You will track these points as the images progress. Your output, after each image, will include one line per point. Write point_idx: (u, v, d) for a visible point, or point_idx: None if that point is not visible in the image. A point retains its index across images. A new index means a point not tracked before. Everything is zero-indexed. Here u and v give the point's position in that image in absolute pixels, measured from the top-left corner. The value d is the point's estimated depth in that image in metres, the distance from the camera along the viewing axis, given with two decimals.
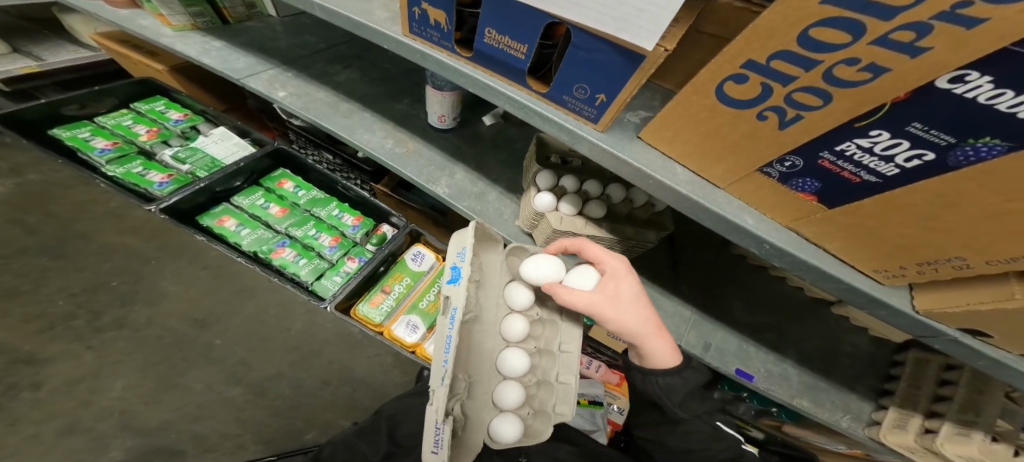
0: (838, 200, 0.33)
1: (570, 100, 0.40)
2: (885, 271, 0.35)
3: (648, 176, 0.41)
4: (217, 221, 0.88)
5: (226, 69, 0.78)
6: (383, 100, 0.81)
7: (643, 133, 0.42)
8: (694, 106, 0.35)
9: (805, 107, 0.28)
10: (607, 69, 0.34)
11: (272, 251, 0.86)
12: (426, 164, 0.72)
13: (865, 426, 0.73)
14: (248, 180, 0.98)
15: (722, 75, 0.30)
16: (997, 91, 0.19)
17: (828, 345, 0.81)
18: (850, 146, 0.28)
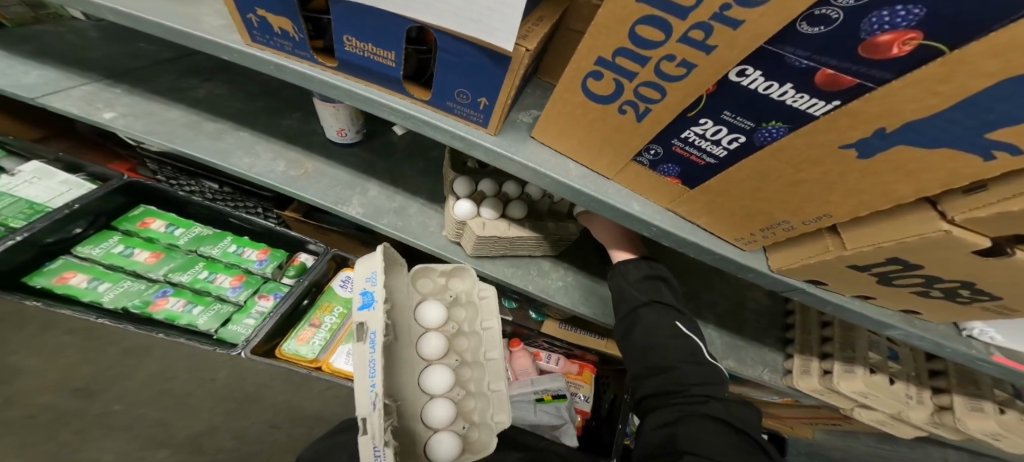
0: (696, 181, 0.37)
1: (454, 106, 0.42)
2: (743, 238, 0.40)
3: (544, 175, 0.43)
4: (58, 279, 0.73)
5: (14, 85, 0.66)
6: (268, 117, 0.76)
7: (535, 133, 0.45)
8: (570, 103, 0.38)
9: (650, 100, 0.31)
10: (481, 73, 0.36)
11: (150, 304, 0.76)
12: (330, 185, 0.69)
13: (782, 376, 0.83)
14: (93, 225, 0.82)
15: (583, 72, 0.33)
16: (768, 83, 0.24)
17: (737, 305, 0.90)
18: (690, 134, 0.32)
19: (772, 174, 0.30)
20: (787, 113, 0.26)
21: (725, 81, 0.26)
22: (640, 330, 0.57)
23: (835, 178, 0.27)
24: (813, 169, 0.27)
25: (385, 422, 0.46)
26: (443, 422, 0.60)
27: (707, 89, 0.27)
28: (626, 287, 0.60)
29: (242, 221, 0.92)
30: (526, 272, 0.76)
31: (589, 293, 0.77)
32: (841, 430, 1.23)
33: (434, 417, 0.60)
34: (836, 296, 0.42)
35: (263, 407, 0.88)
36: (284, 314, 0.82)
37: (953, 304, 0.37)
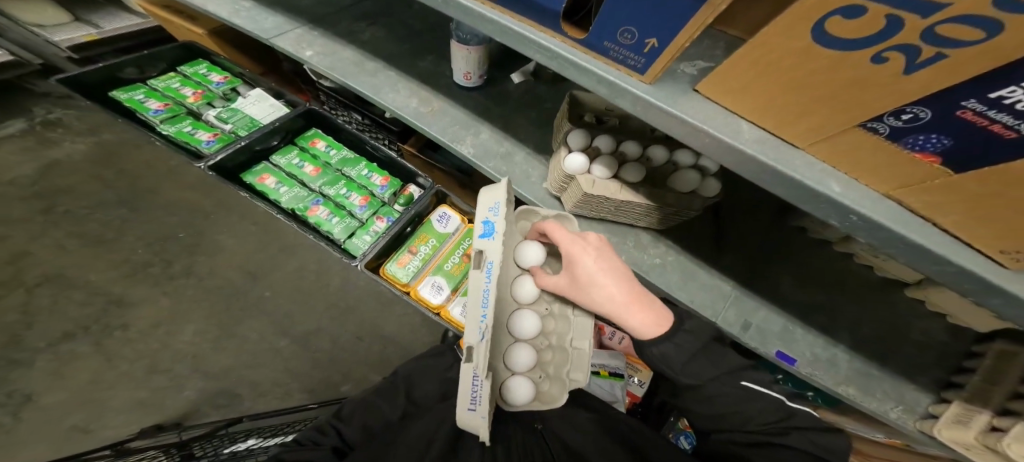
0: (973, 164, 0.25)
1: (613, 48, 0.38)
2: (1016, 251, 0.28)
3: (702, 133, 0.38)
4: (258, 179, 0.90)
5: (258, 29, 0.77)
6: (407, 59, 0.77)
7: (699, 86, 0.39)
8: (785, 49, 0.28)
9: (956, 44, 0.21)
10: (659, 8, 0.31)
11: (308, 209, 0.88)
12: (450, 124, 0.69)
13: (916, 419, 0.67)
14: (286, 140, 0.99)
15: (827, 10, 0.24)
16: None
17: (887, 332, 0.74)
18: (1015, 93, 0.21)
19: None
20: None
21: None
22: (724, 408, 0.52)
23: None
24: None
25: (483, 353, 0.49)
26: (523, 367, 0.61)
27: None
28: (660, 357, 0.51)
29: (375, 150, 0.98)
30: (624, 243, 0.75)
31: (685, 276, 0.73)
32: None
33: (517, 361, 0.61)
34: None
35: (355, 319, 1.12)
36: (394, 236, 0.88)
37: None
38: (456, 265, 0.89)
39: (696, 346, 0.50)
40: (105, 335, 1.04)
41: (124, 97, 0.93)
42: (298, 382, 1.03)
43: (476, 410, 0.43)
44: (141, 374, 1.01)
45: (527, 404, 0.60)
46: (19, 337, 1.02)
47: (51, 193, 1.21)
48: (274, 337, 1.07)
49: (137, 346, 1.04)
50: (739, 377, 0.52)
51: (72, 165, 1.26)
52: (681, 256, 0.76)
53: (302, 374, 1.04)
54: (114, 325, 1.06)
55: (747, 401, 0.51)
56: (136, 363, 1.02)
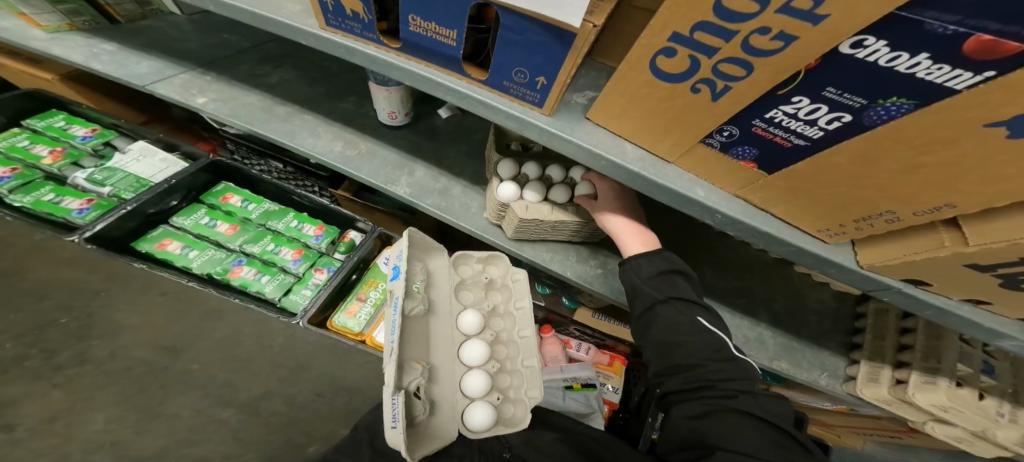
0: (775, 165, 0.33)
1: (511, 86, 0.39)
2: (829, 228, 0.35)
3: (599, 157, 0.40)
4: (158, 245, 0.84)
5: (127, 75, 0.74)
6: (326, 101, 0.79)
7: (591, 113, 0.40)
8: (633, 82, 0.34)
9: (732, 79, 0.28)
10: (543, 52, 0.33)
11: (229, 271, 0.85)
12: (381, 165, 0.71)
13: (842, 382, 0.77)
14: (186, 199, 0.95)
15: (652, 50, 0.30)
16: (893, 54, 0.20)
17: (797, 304, 0.85)
18: (777, 114, 0.28)
19: (885, 156, 0.26)
20: (911, 88, 0.21)
21: (834, 54, 0.22)
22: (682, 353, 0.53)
23: (969, 161, 0.22)
24: (945, 149, 0.23)
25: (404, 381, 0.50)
26: (478, 393, 0.61)
27: (806, 64, 0.23)
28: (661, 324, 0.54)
29: (304, 199, 0.98)
30: (566, 257, 0.73)
31: None
32: (899, 446, 1.16)
33: (469, 387, 0.61)
34: (940, 299, 0.37)
35: (309, 376, 0.93)
36: (336, 286, 0.89)
37: None
38: None
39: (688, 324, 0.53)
40: None
41: None
42: (255, 451, 0.93)
43: (398, 428, 0.42)
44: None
45: (490, 431, 0.59)
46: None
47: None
48: (213, 407, 0.89)
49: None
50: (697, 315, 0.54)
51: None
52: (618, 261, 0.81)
53: (257, 443, 0.93)
54: None
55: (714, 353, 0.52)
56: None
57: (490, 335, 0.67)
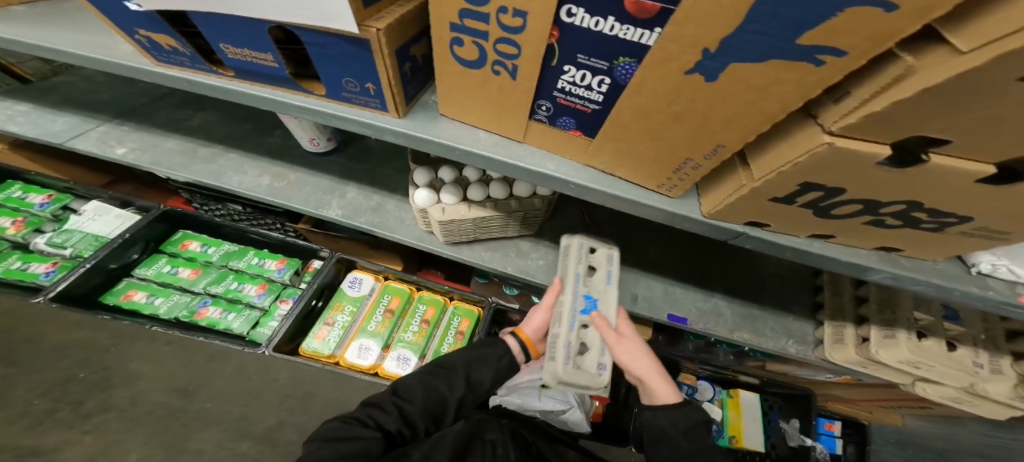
0: (594, 131, 0.35)
1: (351, 96, 0.42)
2: (664, 184, 0.37)
3: (453, 148, 0.41)
4: (124, 297, 0.91)
5: (44, 134, 0.81)
6: (252, 137, 0.84)
7: (444, 110, 0.43)
8: (450, 73, 0.36)
9: (511, 57, 0.30)
10: (347, 57, 0.36)
11: (195, 312, 0.92)
12: (313, 191, 0.75)
13: (812, 347, 0.77)
14: (147, 250, 1.01)
15: (445, 40, 0.32)
16: (596, 19, 0.24)
17: (752, 271, 0.86)
18: (563, 84, 0.31)
19: (651, 109, 0.29)
20: (631, 47, 0.25)
21: (562, 24, 0.26)
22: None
23: (701, 103, 0.26)
24: (681, 97, 0.26)
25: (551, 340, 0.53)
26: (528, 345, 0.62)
27: (549, 35, 0.27)
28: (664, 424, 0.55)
29: (262, 236, 1.02)
30: (504, 254, 0.77)
31: None
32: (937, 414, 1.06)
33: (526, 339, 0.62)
34: (787, 239, 0.37)
35: (319, 402, 0.95)
36: (298, 316, 0.92)
37: (930, 232, 0.30)
38: (380, 323, 0.97)
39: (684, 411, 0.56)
40: None
41: None
42: None
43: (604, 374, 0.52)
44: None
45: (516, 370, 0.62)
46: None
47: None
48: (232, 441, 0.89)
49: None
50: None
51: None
52: (559, 248, 0.80)
53: None
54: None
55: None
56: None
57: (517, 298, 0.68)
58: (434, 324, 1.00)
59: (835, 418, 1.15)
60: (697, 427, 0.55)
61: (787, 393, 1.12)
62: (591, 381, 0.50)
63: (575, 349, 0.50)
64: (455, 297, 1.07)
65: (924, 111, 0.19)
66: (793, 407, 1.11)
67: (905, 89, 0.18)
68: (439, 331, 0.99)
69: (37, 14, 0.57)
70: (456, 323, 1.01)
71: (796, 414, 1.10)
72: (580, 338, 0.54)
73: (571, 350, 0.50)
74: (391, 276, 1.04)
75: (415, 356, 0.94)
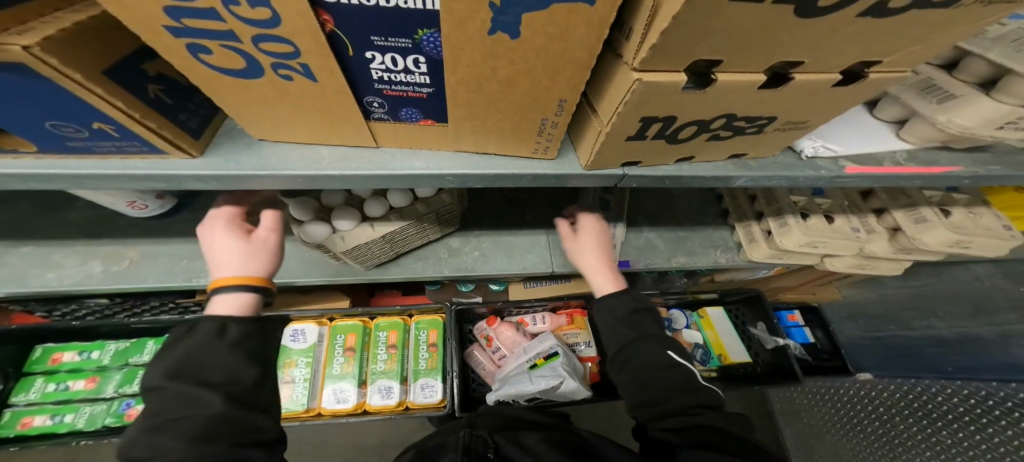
0: (442, 115, 0.32)
1: (85, 144, 0.30)
2: (536, 148, 0.36)
3: (292, 176, 0.33)
4: (25, 424, 0.80)
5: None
6: (45, 217, 0.66)
7: (255, 133, 0.34)
8: (229, 88, 0.27)
9: (289, 55, 0.23)
10: (26, 94, 0.23)
11: (124, 416, 0.83)
12: (172, 262, 0.65)
13: (736, 252, 0.87)
14: (9, 377, 0.84)
15: (182, 52, 0.23)
16: None
17: (664, 197, 0.93)
18: (378, 73, 0.27)
19: (482, 79, 0.27)
20: (424, 16, 0.22)
21: (324, 4, 0.21)
22: (631, 364, 0.58)
23: (522, 62, 0.25)
24: (499, 61, 0.25)
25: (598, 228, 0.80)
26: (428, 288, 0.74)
27: (317, 23, 0.21)
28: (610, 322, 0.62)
29: (149, 324, 0.90)
30: (436, 257, 0.76)
31: (506, 252, 0.79)
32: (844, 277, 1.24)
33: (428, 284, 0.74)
34: (664, 168, 0.39)
35: None
36: None
37: (757, 136, 0.34)
38: (345, 363, 0.93)
39: (619, 301, 0.64)
40: None
41: None
42: None
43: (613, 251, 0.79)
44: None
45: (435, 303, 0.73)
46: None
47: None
48: None
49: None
50: (666, 347, 0.59)
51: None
52: (485, 235, 0.80)
53: None
54: None
55: (669, 369, 0.56)
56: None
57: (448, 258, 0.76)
58: (403, 345, 0.98)
59: (792, 309, 1.31)
60: (637, 312, 0.63)
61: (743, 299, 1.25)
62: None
63: (591, 230, 0.78)
64: (415, 314, 1.06)
65: (690, 34, 0.20)
66: (756, 312, 1.24)
67: (663, 16, 0.19)
68: (410, 349, 0.98)
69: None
70: (424, 337, 1.00)
71: (759, 317, 1.22)
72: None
73: (588, 232, 0.78)
74: (336, 316, 1.00)
75: (397, 382, 0.94)
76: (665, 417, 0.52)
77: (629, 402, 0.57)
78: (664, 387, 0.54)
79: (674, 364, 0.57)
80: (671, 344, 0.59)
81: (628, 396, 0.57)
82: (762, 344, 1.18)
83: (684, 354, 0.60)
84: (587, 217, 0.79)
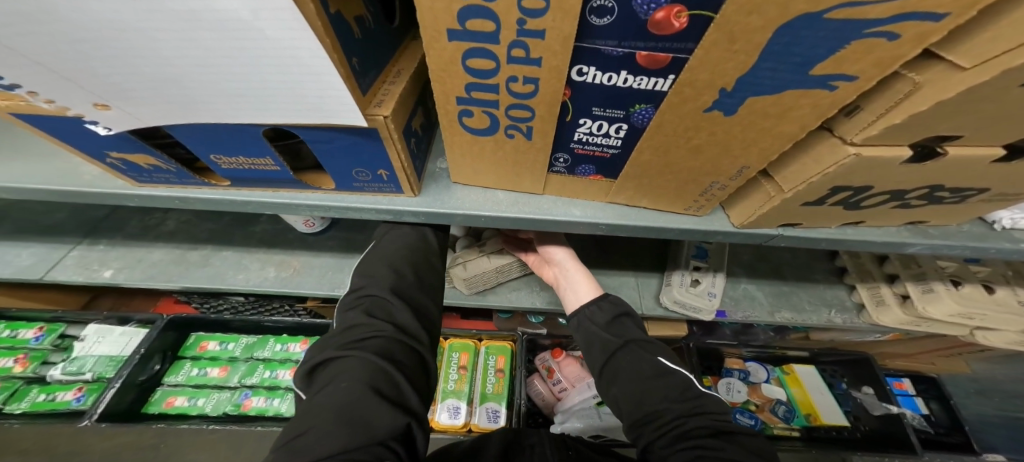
0: (614, 172, 0.37)
1: (363, 185, 0.43)
2: (692, 206, 0.38)
3: (476, 216, 0.42)
4: (166, 404, 0.94)
5: (15, 272, 0.75)
6: (240, 228, 0.84)
7: (455, 178, 0.44)
8: (462, 142, 0.37)
9: (524, 119, 0.32)
10: (353, 148, 0.37)
11: (240, 405, 0.94)
12: (323, 273, 0.77)
13: (857, 313, 0.77)
14: (167, 358, 0.99)
15: (455, 115, 0.33)
16: (607, 74, 0.26)
17: (766, 250, 0.87)
18: (580, 135, 0.33)
19: (672, 146, 0.30)
20: (645, 96, 0.27)
21: (573, 83, 0.28)
22: (621, 376, 0.49)
23: (724, 134, 0.28)
24: (701, 133, 0.28)
25: (692, 275, 0.76)
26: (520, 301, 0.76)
27: (562, 95, 0.28)
28: (595, 331, 0.53)
29: (276, 323, 1.03)
30: (530, 289, 0.77)
31: None
32: (1003, 359, 1.02)
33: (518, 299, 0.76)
34: (825, 231, 0.38)
35: None
36: None
37: (955, 204, 0.33)
38: None
39: (601, 306, 0.55)
40: None
41: None
42: None
43: (713, 300, 0.74)
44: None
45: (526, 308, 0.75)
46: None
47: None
48: None
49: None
50: (654, 352, 0.51)
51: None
52: None
53: None
54: None
55: (661, 377, 0.48)
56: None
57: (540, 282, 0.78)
58: (472, 368, 1.00)
59: (901, 376, 1.14)
60: (620, 319, 0.54)
61: (845, 360, 1.08)
62: (702, 303, 0.74)
63: (688, 281, 0.75)
64: (484, 338, 1.06)
65: (940, 115, 0.20)
66: (858, 374, 1.07)
67: (917, 101, 0.20)
68: (479, 373, 0.99)
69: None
70: (493, 362, 1.00)
71: (864, 380, 1.06)
72: (693, 275, 0.75)
73: (684, 282, 0.75)
74: None
75: (463, 403, 0.94)
76: (661, 437, 0.44)
77: (627, 423, 0.47)
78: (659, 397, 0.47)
79: (664, 374, 0.49)
80: (662, 351, 0.52)
81: (622, 411, 0.48)
82: (865, 410, 1.03)
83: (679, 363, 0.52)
84: (684, 268, 0.76)
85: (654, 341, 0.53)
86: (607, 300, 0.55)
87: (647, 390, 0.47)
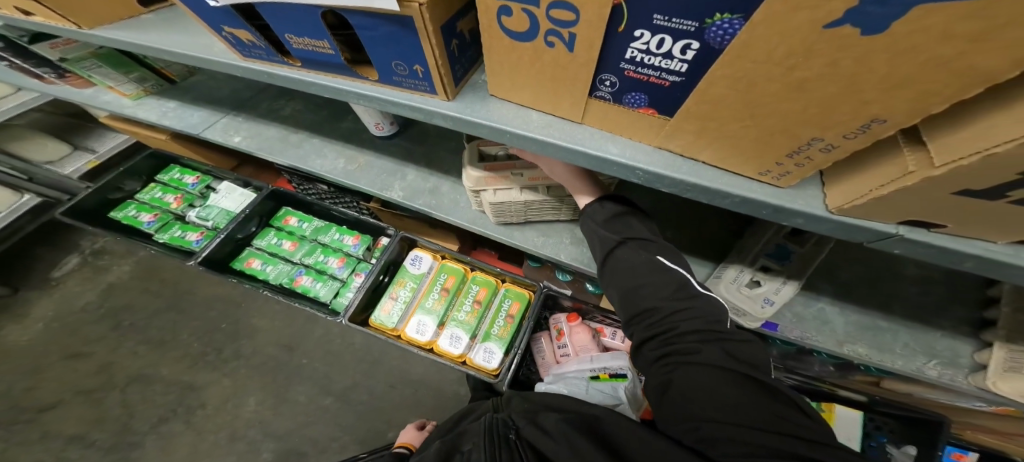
0: (671, 107, 0.29)
1: (401, 80, 0.39)
2: (770, 171, 0.28)
3: (502, 133, 0.37)
4: (246, 264, 1.12)
5: (186, 126, 0.92)
6: (329, 123, 0.89)
7: (493, 89, 0.38)
8: (500, 49, 0.31)
9: (567, 24, 0.24)
10: (394, 41, 0.33)
11: (294, 280, 1.09)
12: (377, 174, 0.79)
13: (968, 374, 0.57)
14: (260, 224, 1.20)
15: (492, 11, 0.27)
16: None
17: (879, 272, 0.69)
18: (633, 52, 0.25)
19: (761, 78, 0.21)
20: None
21: None
22: (617, 279, 0.49)
23: (853, 65, 0.17)
24: (810, 60, 0.18)
25: (753, 275, 0.62)
26: (544, 248, 0.70)
27: None
28: (597, 229, 0.50)
29: (342, 214, 1.15)
30: (559, 240, 0.71)
31: None
32: None
33: (542, 245, 0.70)
34: (974, 244, 0.26)
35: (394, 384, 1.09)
36: (369, 288, 1.01)
37: None
38: (437, 300, 1.01)
39: (602, 205, 0.50)
40: (190, 414, 1.19)
41: (121, 216, 1.19)
42: (349, 435, 1.15)
43: (768, 308, 0.61)
44: (224, 443, 1.15)
45: (548, 257, 0.70)
46: (128, 425, 1.19)
47: (114, 312, 1.38)
48: (320, 396, 1.20)
49: (217, 420, 1.18)
50: (654, 251, 0.48)
51: (124, 285, 1.43)
52: None
53: (350, 427, 1.16)
54: (195, 404, 1.21)
55: (657, 275, 0.46)
56: (221, 433, 1.16)
57: (570, 235, 0.72)
58: (486, 305, 1.02)
59: (961, 448, 0.98)
60: (623, 216, 0.50)
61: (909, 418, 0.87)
62: (750, 308, 0.62)
63: (745, 280, 0.62)
64: (507, 280, 1.06)
65: None
66: (908, 431, 0.88)
67: None
68: (491, 312, 1.01)
69: (161, 20, 0.59)
70: (507, 305, 1.01)
71: (911, 440, 0.88)
72: (756, 275, 0.62)
73: (739, 280, 0.62)
74: (448, 256, 1.09)
75: (467, 336, 0.97)
76: (651, 340, 0.46)
77: (621, 318, 0.50)
78: (653, 295, 0.46)
79: (661, 272, 0.46)
80: (664, 250, 0.48)
81: (619, 307, 0.50)
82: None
83: (679, 260, 0.48)
84: (746, 264, 0.62)
85: (659, 238, 0.49)
86: (608, 198, 0.50)
87: (634, 291, 0.47)
